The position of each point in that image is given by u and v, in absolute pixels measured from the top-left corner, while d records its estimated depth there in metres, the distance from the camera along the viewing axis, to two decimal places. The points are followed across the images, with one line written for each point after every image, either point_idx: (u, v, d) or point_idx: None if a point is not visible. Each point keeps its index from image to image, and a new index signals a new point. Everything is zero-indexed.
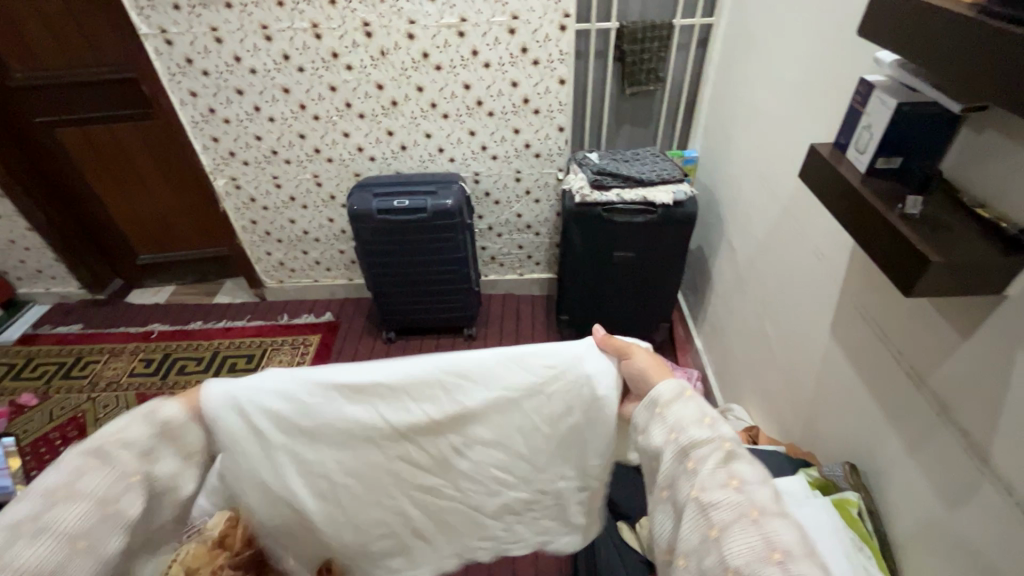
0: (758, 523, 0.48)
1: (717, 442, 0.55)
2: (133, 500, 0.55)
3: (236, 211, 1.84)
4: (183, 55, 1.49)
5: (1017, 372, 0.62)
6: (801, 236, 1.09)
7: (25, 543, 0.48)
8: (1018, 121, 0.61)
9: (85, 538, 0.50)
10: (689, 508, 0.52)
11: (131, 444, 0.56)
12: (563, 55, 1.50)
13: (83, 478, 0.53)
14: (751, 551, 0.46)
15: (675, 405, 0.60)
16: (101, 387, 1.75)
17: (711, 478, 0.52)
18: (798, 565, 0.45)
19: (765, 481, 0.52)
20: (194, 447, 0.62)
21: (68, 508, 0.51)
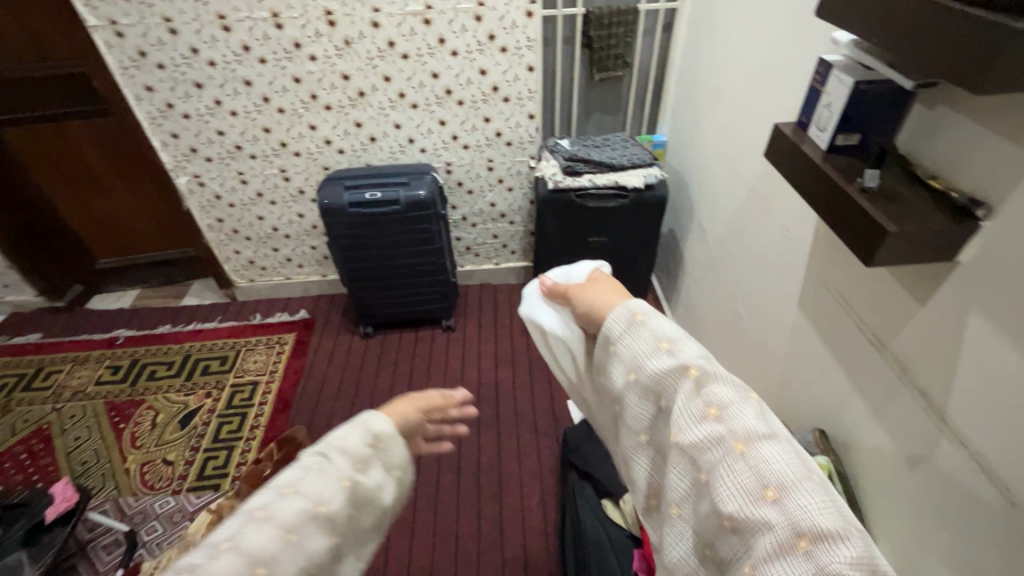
0: (745, 457, 0.43)
1: (682, 371, 0.50)
2: (340, 499, 0.53)
3: (201, 210, 1.79)
4: (136, 48, 1.43)
5: (970, 334, 0.65)
6: (768, 214, 1.12)
7: (258, 526, 0.49)
8: (966, 96, 0.63)
9: (297, 529, 0.50)
10: (673, 454, 0.48)
11: (347, 453, 0.57)
12: (530, 42, 1.49)
13: (308, 477, 0.54)
14: (743, 492, 0.42)
15: (629, 339, 0.56)
16: (66, 397, 1.69)
17: (686, 413, 0.48)
18: (796, 495, 0.41)
19: (742, 403, 0.47)
20: (396, 463, 0.61)
21: (294, 500, 0.51)
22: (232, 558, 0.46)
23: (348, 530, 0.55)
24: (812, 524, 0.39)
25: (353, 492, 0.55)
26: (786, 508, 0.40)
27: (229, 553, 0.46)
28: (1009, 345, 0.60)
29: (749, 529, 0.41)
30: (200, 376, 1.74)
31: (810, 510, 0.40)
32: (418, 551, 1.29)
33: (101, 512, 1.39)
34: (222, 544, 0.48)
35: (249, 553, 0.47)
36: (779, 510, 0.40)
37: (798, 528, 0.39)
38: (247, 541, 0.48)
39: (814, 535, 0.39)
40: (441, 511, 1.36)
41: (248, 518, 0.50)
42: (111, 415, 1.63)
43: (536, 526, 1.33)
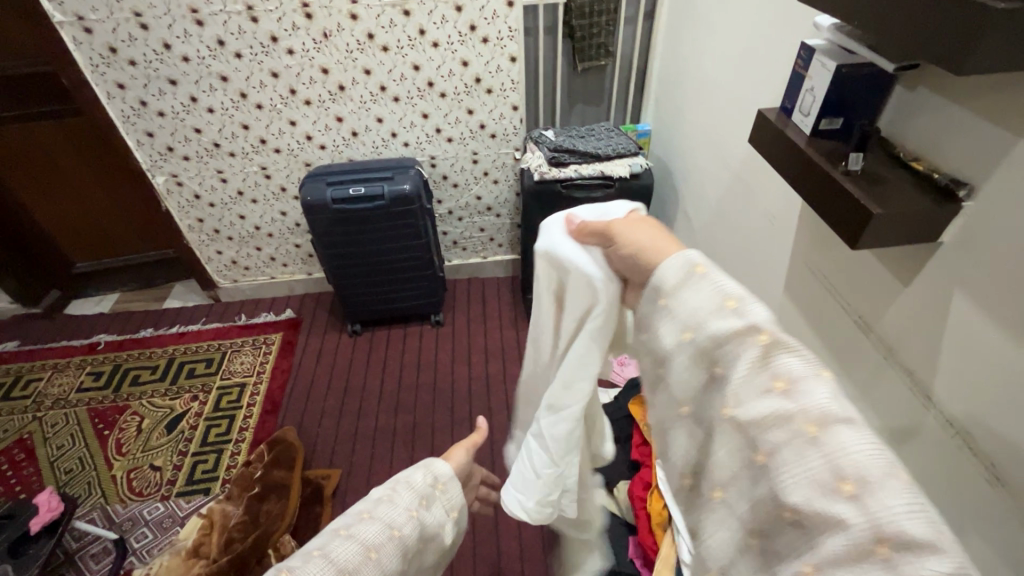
0: (821, 443, 0.31)
1: (749, 335, 0.36)
2: (409, 524, 0.57)
3: (180, 210, 1.75)
4: (105, 44, 1.38)
5: (955, 312, 0.66)
6: (753, 200, 1.13)
7: (343, 539, 0.53)
8: (947, 78, 0.64)
9: (377, 548, 0.53)
10: (722, 430, 0.36)
11: (414, 488, 0.61)
12: (512, 32, 1.47)
13: (384, 503, 0.58)
14: (810, 482, 0.30)
15: (686, 291, 0.41)
16: (47, 405, 1.64)
17: (746, 384, 0.35)
18: (886, 497, 0.29)
19: (823, 375, 0.34)
20: (454, 505, 0.65)
21: (371, 522, 0.55)
22: (323, 564, 0.49)
23: (413, 554, 0.58)
24: (900, 528, 0.28)
25: (419, 523, 0.59)
26: (868, 509, 0.29)
27: (320, 559, 0.50)
28: (994, 322, 0.61)
29: (812, 528, 0.30)
30: (186, 380, 1.71)
31: (902, 514, 0.28)
32: None
33: (89, 521, 1.36)
34: (313, 551, 0.51)
35: (337, 561, 0.50)
36: (858, 510, 0.29)
37: (878, 532, 0.28)
38: (336, 550, 0.51)
39: (899, 541, 0.27)
40: None
41: (335, 533, 0.54)
42: (94, 423, 1.59)
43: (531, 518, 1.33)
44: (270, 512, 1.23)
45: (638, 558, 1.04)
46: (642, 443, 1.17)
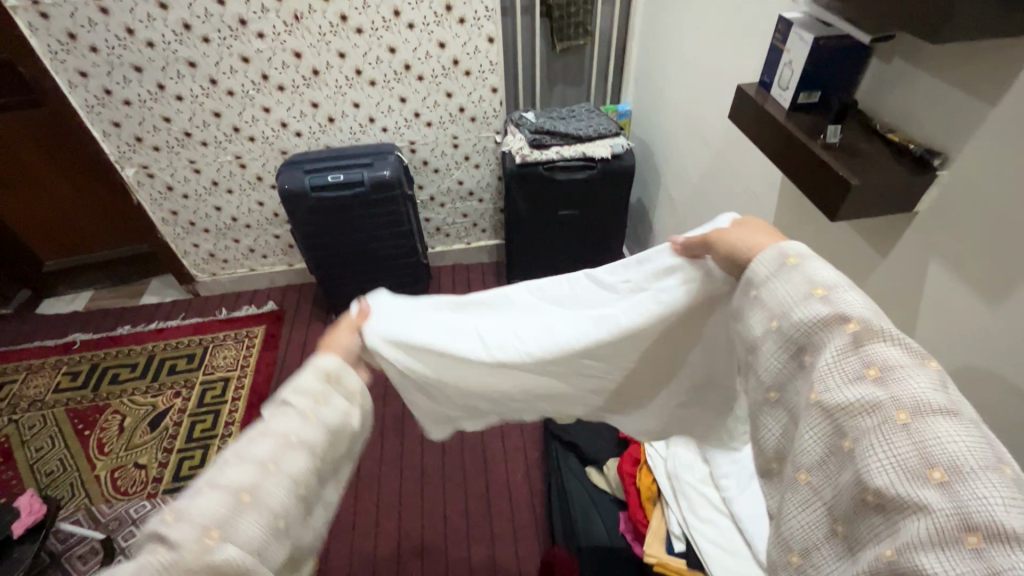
0: (908, 430, 0.37)
1: (838, 323, 0.43)
2: (313, 428, 0.52)
3: (153, 203, 1.70)
4: (64, 30, 1.32)
5: (929, 281, 0.68)
6: (734, 177, 1.14)
7: (233, 463, 0.47)
8: (921, 48, 0.64)
9: (277, 460, 0.48)
10: (809, 412, 0.43)
11: (304, 389, 0.54)
12: (488, 12, 1.45)
13: (275, 415, 0.52)
14: (901, 467, 0.36)
15: (778, 279, 0.49)
16: (24, 407, 1.60)
17: (838, 369, 0.41)
18: (973, 483, 0.34)
19: (918, 369, 0.39)
20: (355, 391, 0.58)
21: (264, 437, 0.49)
22: (215, 494, 0.44)
23: (330, 452, 0.54)
24: (989, 513, 0.33)
25: (325, 421, 0.53)
26: (954, 493, 0.34)
27: (209, 491, 0.45)
28: (971, 288, 0.62)
29: (891, 509, 0.36)
30: (169, 376, 1.67)
31: (990, 502, 0.33)
32: (407, 530, 1.29)
33: (74, 523, 1.34)
34: (201, 484, 0.46)
35: (231, 486, 0.45)
36: (944, 494, 0.34)
37: (967, 520, 0.33)
38: (226, 476, 0.46)
39: (987, 529, 0.32)
40: (429, 491, 1.37)
41: (222, 457, 0.48)
42: (74, 423, 1.55)
43: (522, 498, 1.35)
44: None
45: (628, 532, 1.07)
46: None
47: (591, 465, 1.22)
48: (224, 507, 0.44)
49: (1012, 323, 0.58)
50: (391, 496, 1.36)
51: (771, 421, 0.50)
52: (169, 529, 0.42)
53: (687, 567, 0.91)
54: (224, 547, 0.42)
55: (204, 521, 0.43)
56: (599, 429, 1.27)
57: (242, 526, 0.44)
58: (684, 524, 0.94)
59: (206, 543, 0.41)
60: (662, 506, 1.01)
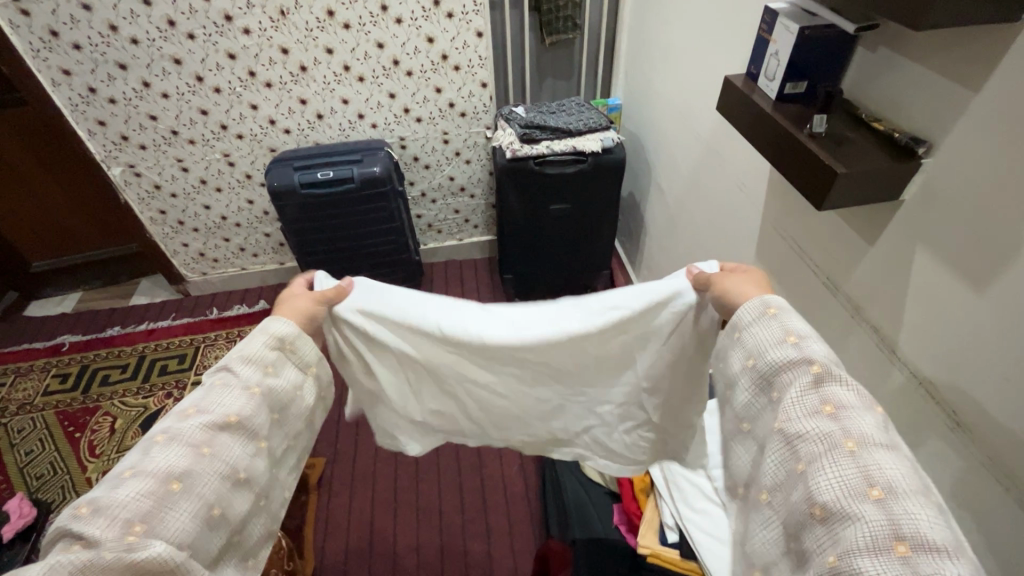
0: (856, 456, 0.40)
1: (803, 364, 0.47)
2: (254, 409, 0.52)
3: (140, 202, 1.68)
4: (46, 27, 1.30)
5: (915, 269, 0.68)
6: (723, 169, 1.14)
7: (161, 447, 0.47)
8: (905, 36, 0.65)
9: (209, 442, 0.48)
10: (774, 440, 0.46)
11: (251, 359, 0.55)
12: (477, 6, 1.44)
13: (211, 394, 0.52)
14: (844, 485, 0.39)
15: (756, 326, 0.52)
16: (13, 410, 1.58)
17: (799, 404, 0.45)
18: (905, 502, 0.37)
19: (866, 409, 0.43)
20: (310, 361, 0.61)
21: (197, 418, 0.49)
22: (139, 482, 0.44)
23: (276, 436, 0.55)
24: (917, 530, 0.36)
25: (267, 398, 0.55)
26: (890, 510, 0.37)
27: (133, 480, 0.44)
28: (956, 275, 0.63)
29: (835, 519, 0.39)
30: (160, 377, 1.66)
31: (917, 519, 0.36)
32: (402, 526, 1.29)
33: None
34: (125, 472, 0.45)
35: (158, 472, 0.45)
36: (881, 510, 0.37)
37: (899, 531, 0.36)
38: (152, 462, 0.46)
39: (914, 540, 0.35)
40: (423, 487, 1.37)
41: (148, 445, 0.47)
42: (65, 426, 1.54)
43: (517, 492, 1.35)
44: None
45: (621, 524, 1.08)
46: None
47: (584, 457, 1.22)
48: (151, 497, 0.44)
49: (997, 309, 0.59)
50: (385, 491, 1.36)
51: (741, 450, 0.52)
52: (90, 525, 0.42)
53: (682, 558, 0.92)
54: (148, 542, 0.42)
55: (125, 513, 0.42)
56: None
57: (171, 516, 0.44)
58: (678, 515, 0.94)
59: (127, 539, 0.41)
60: (656, 498, 1.01)
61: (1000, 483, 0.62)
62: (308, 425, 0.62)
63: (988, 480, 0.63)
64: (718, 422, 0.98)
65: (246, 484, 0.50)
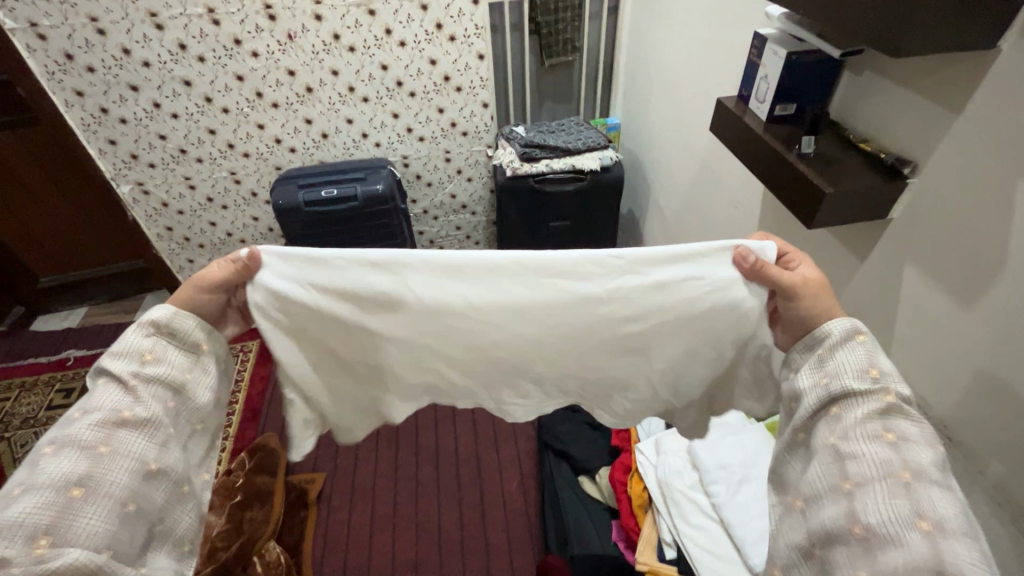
0: (908, 487, 0.42)
1: (878, 396, 0.48)
2: (143, 400, 0.55)
3: (148, 219, 1.71)
4: (61, 51, 1.34)
5: (905, 287, 0.70)
6: (718, 187, 1.17)
7: (49, 459, 0.48)
8: (889, 62, 0.67)
9: (105, 442, 0.50)
10: (821, 454, 0.48)
11: (123, 353, 0.57)
12: (478, 30, 1.49)
13: (90, 399, 0.54)
14: (894, 511, 0.41)
15: (841, 350, 0.53)
16: (16, 425, 1.59)
17: (861, 426, 0.47)
18: (950, 540, 0.39)
19: (930, 449, 0.45)
20: (200, 340, 0.62)
21: (81, 422, 0.51)
22: (35, 497, 0.45)
23: (178, 423, 0.57)
24: (957, 564, 0.38)
25: (153, 386, 0.56)
26: (936, 543, 0.39)
27: (25, 496, 0.46)
28: (948, 294, 0.64)
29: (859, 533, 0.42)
30: None
31: (961, 555, 0.38)
32: (401, 543, 1.29)
33: None
34: (15, 492, 0.46)
35: (55, 485, 0.46)
36: (926, 541, 0.39)
37: (939, 562, 0.38)
38: (44, 474, 0.47)
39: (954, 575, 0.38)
40: (423, 503, 1.36)
41: (36, 459, 0.49)
42: None
43: (517, 508, 1.35)
44: (253, 518, 1.17)
45: (621, 540, 1.08)
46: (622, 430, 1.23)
47: (585, 474, 1.23)
48: (49, 507, 0.45)
49: (989, 330, 0.59)
50: (385, 507, 1.36)
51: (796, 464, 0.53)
52: None
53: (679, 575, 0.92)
54: (60, 552, 0.43)
55: (24, 531, 0.44)
56: (592, 438, 1.27)
57: (76, 523, 0.45)
58: (676, 533, 0.94)
59: (36, 552, 0.43)
60: (653, 514, 1.01)
61: (994, 500, 0.62)
62: (216, 405, 0.63)
63: (979, 495, 0.63)
64: (717, 436, 1.03)
65: (160, 476, 0.53)
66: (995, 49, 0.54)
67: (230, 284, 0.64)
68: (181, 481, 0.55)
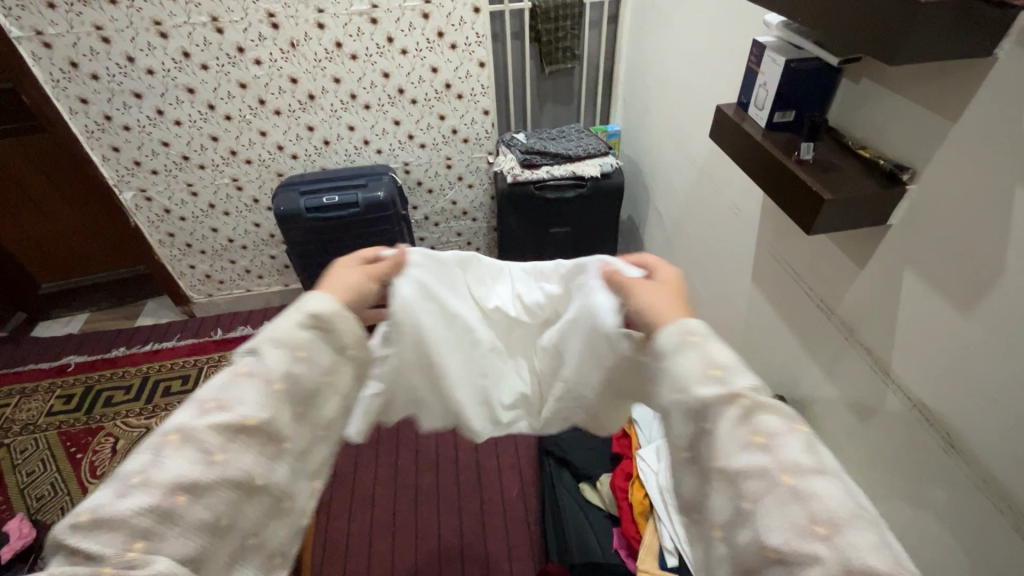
0: (797, 490, 0.34)
1: (731, 399, 0.40)
2: (272, 408, 0.46)
3: (149, 225, 1.72)
4: (66, 59, 1.35)
5: (904, 293, 0.70)
6: (717, 194, 1.17)
7: (174, 449, 0.41)
8: (886, 69, 0.67)
9: (222, 448, 0.43)
10: (707, 478, 0.40)
11: (281, 342, 0.49)
12: (479, 38, 1.50)
13: (230, 387, 0.46)
14: (790, 525, 0.34)
15: (677, 355, 0.44)
16: (16, 431, 1.59)
17: (729, 437, 0.38)
18: (850, 533, 0.33)
19: (792, 431, 0.38)
20: (348, 343, 0.54)
21: (213, 415, 0.43)
22: (147, 494, 0.39)
23: (299, 434, 0.49)
24: (866, 564, 0.31)
25: (289, 394, 0.48)
26: (839, 549, 0.32)
27: (140, 491, 0.39)
28: (946, 299, 0.64)
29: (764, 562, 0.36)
30: (162, 398, 1.67)
31: (864, 550, 0.32)
32: (401, 550, 1.28)
33: None
34: (132, 478, 0.40)
35: (166, 483, 0.40)
36: (831, 551, 0.32)
37: (849, 570, 0.31)
38: (163, 469, 0.40)
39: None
40: (423, 510, 1.36)
41: (161, 443, 0.42)
42: (67, 447, 1.54)
43: (517, 516, 1.34)
44: None
45: (621, 548, 1.08)
46: (622, 437, 1.24)
47: (584, 480, 1.23)
48: (151, 515, 0.39)
49: (987, 333, 0.59)
50: (385, 514, 1.35)
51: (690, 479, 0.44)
52: (89, 539, 0.37)
53: None
54: (149, 562, 0.37)
55: (126, 529, 0.38)
56: (593, 444, 1.26)
57: (172, 534, 0.39)
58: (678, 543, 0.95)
59: (127, 556, 0.37)
60: (655, 522, 1.02)
61: (998, 507, 0.61)
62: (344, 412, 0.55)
63: (985, 503, 0.62)
64: None
65: (261, 492, 0.45)
66: (993, 57, 0.54)
67: (390, 277, 0.65)
68: (282, 496, 0.48)
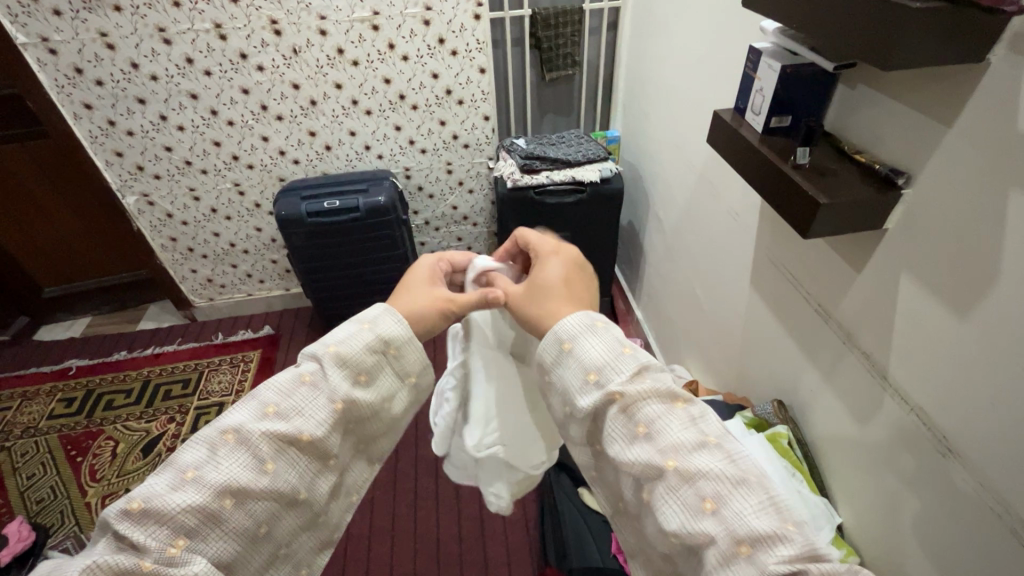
0: (679, 474, 0.38)
1: (606, 400, 0.43)
2: (328, 425, 0.48)
3: (152, 229, 1.73)
4: (71, 65, 1.37)
5: (901, 297, 0.70)
6: (715, 200, 1.18)
7: (229, 451, 0.44)
8: (882, 74, 0.68)
9: (273, 458, 0.45)
10: (626, 480, 0.43)
11: (347, 362, 0.50)
12: (479, 44, 1.51)
13: (294, 394, 0.48)
14: (682, 507, 0.38)
15: (558, 369, 0.48)
16: (17, 434, 1.59)
17: (616, 434, 0.42)
18: (731, 502, 0.37)
19: (670, 413, 0.42)
20: (410, 369, 0.55)
21: (272, 422, 0.46)
22: (196, 493, 0.42)
23: (343, 447, 0.52)
24: (750, 529, 0.35)
25: (345, 412, 0.50)
26: (726, 519, 0.36)
27: (191, 488, 0.42)
28: (941, 303, 0.64)
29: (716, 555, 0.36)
30: (162, 402, 1.68)
31: (747, 516, 0.36)
32: (399, 555, 1.28)
33: (63, 551, 1.31)
34: (187, 473, 0.43)
35: (216, 484, 0.43)
36: (719, 523, 0.36)
37: (735, 535, 0.35)
38: (216, 470, 0.43)
39: (753, 538, 0.35)
40: (422, 516, 1.36)
41: (218, 442, 0.45)
42: (68, 450, 1.54)
43: (517, 521, 1.34)
44: None
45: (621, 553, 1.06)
46: None
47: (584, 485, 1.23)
48: (197, 513, 0.41)
49: (981, 336, 0.60)
50: (384, 519, 1.35)
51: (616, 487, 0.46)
52: (139, 528, 0.40)
53: None
54: (190, 559, 0.40)
55: (172, 523, 0.41)
56: None
57: (214, 534, 0.42)
58: None
59: (170, 551, 0.40)
60: None
61: (994, 511, 0.61)
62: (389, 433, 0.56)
63: (981, 507, 0.62)
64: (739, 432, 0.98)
65: (301, 504, 0.49)
66: (985, 63, 0.55)
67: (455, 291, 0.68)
68: (318, 511, 0.51)
